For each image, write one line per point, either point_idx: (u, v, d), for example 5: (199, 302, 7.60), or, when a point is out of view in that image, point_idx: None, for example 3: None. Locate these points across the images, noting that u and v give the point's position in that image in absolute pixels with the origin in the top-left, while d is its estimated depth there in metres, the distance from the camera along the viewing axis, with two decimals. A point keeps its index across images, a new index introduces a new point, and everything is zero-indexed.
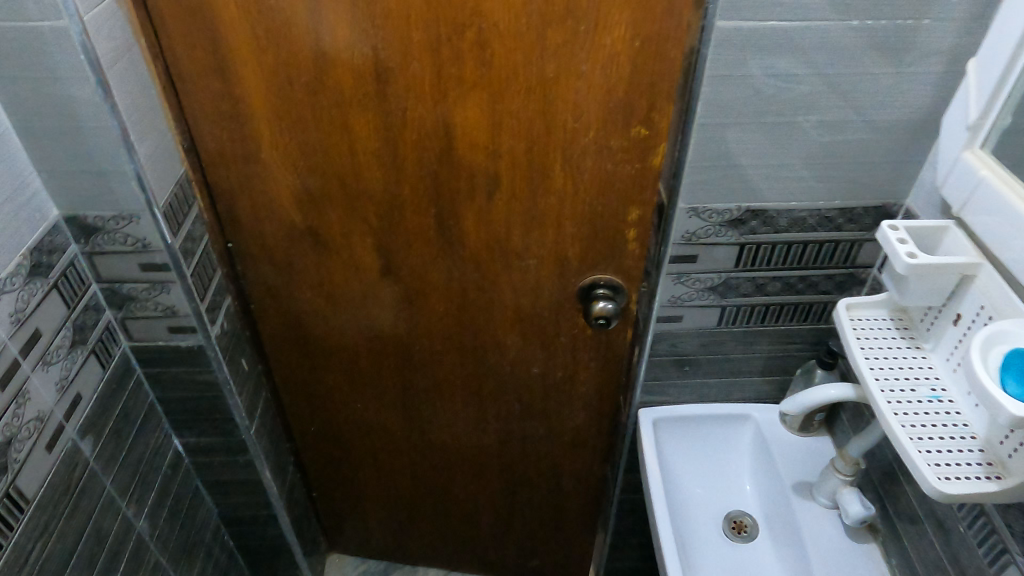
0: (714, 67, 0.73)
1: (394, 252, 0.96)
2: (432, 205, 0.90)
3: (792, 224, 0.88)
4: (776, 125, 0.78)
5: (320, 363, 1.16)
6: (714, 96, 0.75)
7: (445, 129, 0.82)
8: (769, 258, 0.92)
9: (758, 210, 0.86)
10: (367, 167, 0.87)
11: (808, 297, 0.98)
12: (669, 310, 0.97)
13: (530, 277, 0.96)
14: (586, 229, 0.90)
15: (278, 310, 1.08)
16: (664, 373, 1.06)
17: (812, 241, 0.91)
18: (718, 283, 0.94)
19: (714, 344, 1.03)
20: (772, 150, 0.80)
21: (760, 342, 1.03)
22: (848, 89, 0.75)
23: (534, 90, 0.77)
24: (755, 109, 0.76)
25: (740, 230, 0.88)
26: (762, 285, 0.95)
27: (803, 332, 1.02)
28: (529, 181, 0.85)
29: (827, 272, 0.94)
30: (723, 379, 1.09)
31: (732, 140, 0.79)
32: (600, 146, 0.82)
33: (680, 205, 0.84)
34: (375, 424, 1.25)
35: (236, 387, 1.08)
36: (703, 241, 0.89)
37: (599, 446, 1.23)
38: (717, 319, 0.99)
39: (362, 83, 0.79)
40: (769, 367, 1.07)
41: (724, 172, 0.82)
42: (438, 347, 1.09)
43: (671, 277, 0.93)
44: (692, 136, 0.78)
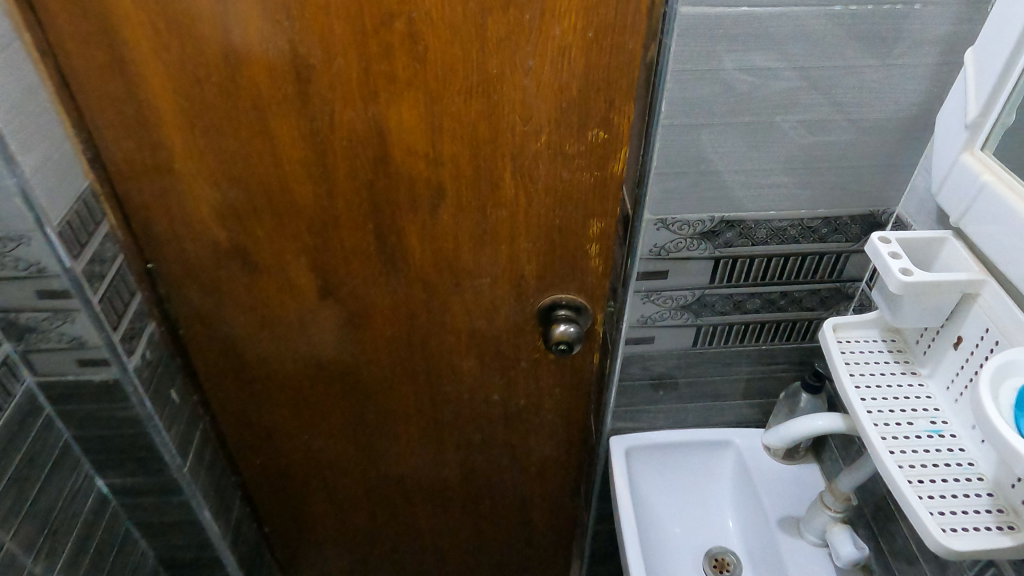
0: (679, 60, 0.63)
1: (332, 271, 0.86)
2: (370, 220, 0.80)
3: (772, 237, 0.79)
4: (752, 125, 0.69)
5: (262, 392, 1.05)
6: (679, 94, 0.65)
7: (379, 134, 0.72)
8: (747, 273, 0.82)
9: (734, 221, 0.76)
10: (294, 178, 0.77)
11: (791, 314, 0.88)
12: (639, 331, 0.87)
13: (484, 297, 0.86)
14: (543, 246, 0.80)
15: (211, 336, 0.98)
16: (636, 399, 0.97)
17: (794, 254, 0.81)
18: (691, 301, 0.85)
19: (689, 367, 0.93)
20: (748, 154, 0.71)
21: (739, 363, 0.94)
22: (831, 83, 0.66)
23: (476, 89, 0.68)
24: (726, 107, 0.67)
25: (715, 243, 0.78)
26: (740, 303, 0.86)
27: (786, 352, 0.93)
28: (476, 192, 0.76)
29: (811, 287, 0.85)
30: (701, 403, 0.99)
31: (703, 143, 0.70)
32: (555, 153, 0.72)
33: (646, 216, 0.75)
34: (327, 456, 1.15)
35: (166, 423, 0.97)
36: (674, 255, 0.79)
37: (570, 474, 1.14)
38: (693, 339, 0.90)
39: (281, 83, 0.69)
40: (750, 389, 0.98)
41: (694, 179, 0.72)
42: (389, 374, 0.99)
43: (640, 295, 0.83)
44: (656, 139, 0.69)
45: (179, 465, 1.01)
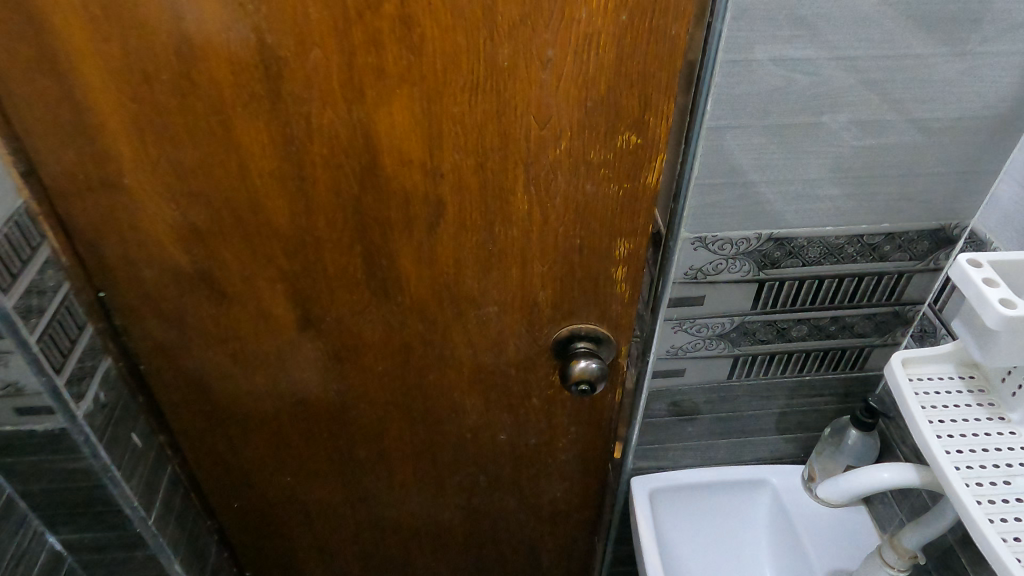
0: (730, 48, 0.52)
1: (313, 300, 0.74)
2: (357, 241, 0.68)
3: (825, 256, 0.68)
4: (812, 127, 0.58)
5: (236, 433, 0.93)
6: (729, 90, 0.55)
7: (366, 140, 0.60)
8: (794, 297, 0.71)
9: (783, 239, 0.65)
10: (266, 193, 0.65)
11: (840, 342, 0.77)
12: (666, 364, 0.76)
13: (490, 328, 0.74)
14: (560, 269, 0.68)
15: (177, 371, 0.85)
16: (658, 436, 0.86)
17: (850, 275, 0.70)
18: (730, 329, 0.73)
19: (721, 400, 0.82)
20: (804, 162, 0.60)
21: (778, 395, 0.83)
22: (910, 77, 0.55)
23: (483, 86, 0.56)
24: (783, 106, 0.56)
25: (760, 264, 0.67)
26: (784, 330, 0.75)
27: (832, 383, 0.82)
28: (482, 208, 0.64)
29: (866, 311, 0.74)
30: (733, 440, 0.88)
31: (753, 148, 0.59)
32: (577, 162, 0.60)
33: (681, 234, 0.64)
34: (311, 499, 1.03)
35: (126, 473, 0.85)
36: (712, 278, 0.68)
37: (583, 517, 1.02)
38: (728, 371, 0.78)
39: (247, 80, 0.57)
40: (788, 423, 0.86)
41: (740, 191, 0.61)
42: (380, 413, 0.87)
43: (670, 325, 0.72)
44: (697, 143, 0.58)
45: (144, 519, 0.88)
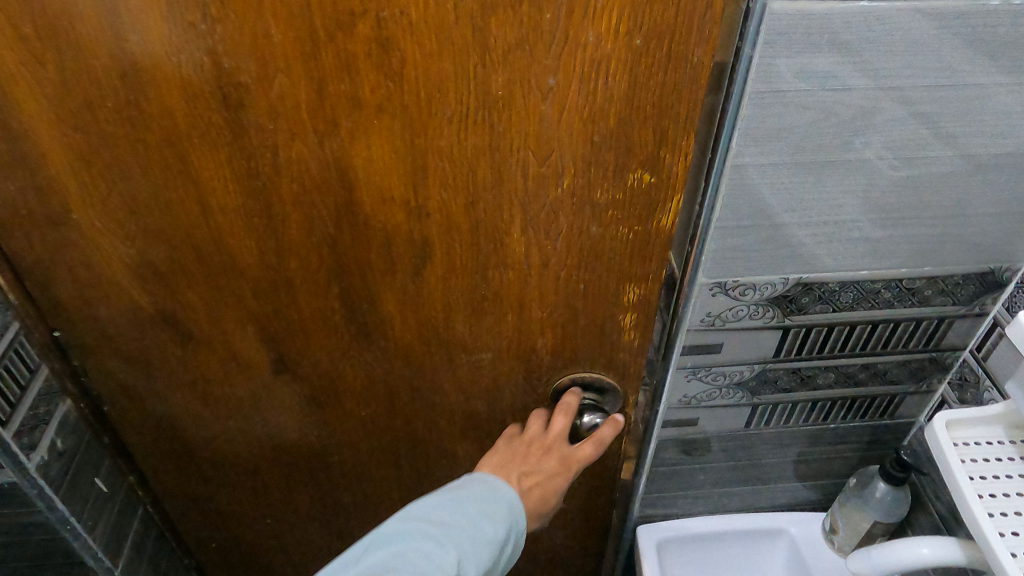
0: (761, 78, 0.44)
1: (288, 342, 0.67)
2: (334, 282, 0.61)
3: (858, 300, 0.59)
4: (851, 165, 0.49)
5: (209, 475, 0.86)
6: (758, 125, 0.46)
7: (341, 176, 0.53)
8: (823, 344, 0.63)
9: (813, 283, 0.57)
10: (230, 231, 0.58)
11: (871, 390, 0.69)
12: (680, 412, 0.69)
13: (484, 374, 0.67)
14: (561, 315, 0.61)
15: (143, 414, 0.78)
16: (667, 485, 0.78)
17: (885, 321, 0.61)
18: (749, 377, 0.65)
19: (738, 450, 0.75)
20: (843, 201, 0.51)
21: (800, 445, 0.74)
22: (973, 108, 0.46)
23: (473, 118, 0.48)
24: (818, 142, 0.48)
25: (786, 310, 0.59)
26: (809, 378, 0.67)
27: (859, 431, 0.73)
28: (474, 250, 0.57)
29: (901, 358, 0.65)
30: (746, 488, 0.80)
31: (782, 188, 0.50)
32: (582, 202, 0.52)
33: (699, 279, 0.56)
34: (293, 540, 0.96)
35: (88, 522, 0.78)
36: (731, 325, 0.60)
37: (583, 563, 0.95)
38: (747, 420, 0.71)
39: (204, 109, 0.50)
40: (809, 473, 0.78)
41: (765, 232, 0.53)
42: (365, 457, 0.80)
43: (683, 373, 0.64)
44: (719, 183, 0.50)
45: (109, 569, 0.82)
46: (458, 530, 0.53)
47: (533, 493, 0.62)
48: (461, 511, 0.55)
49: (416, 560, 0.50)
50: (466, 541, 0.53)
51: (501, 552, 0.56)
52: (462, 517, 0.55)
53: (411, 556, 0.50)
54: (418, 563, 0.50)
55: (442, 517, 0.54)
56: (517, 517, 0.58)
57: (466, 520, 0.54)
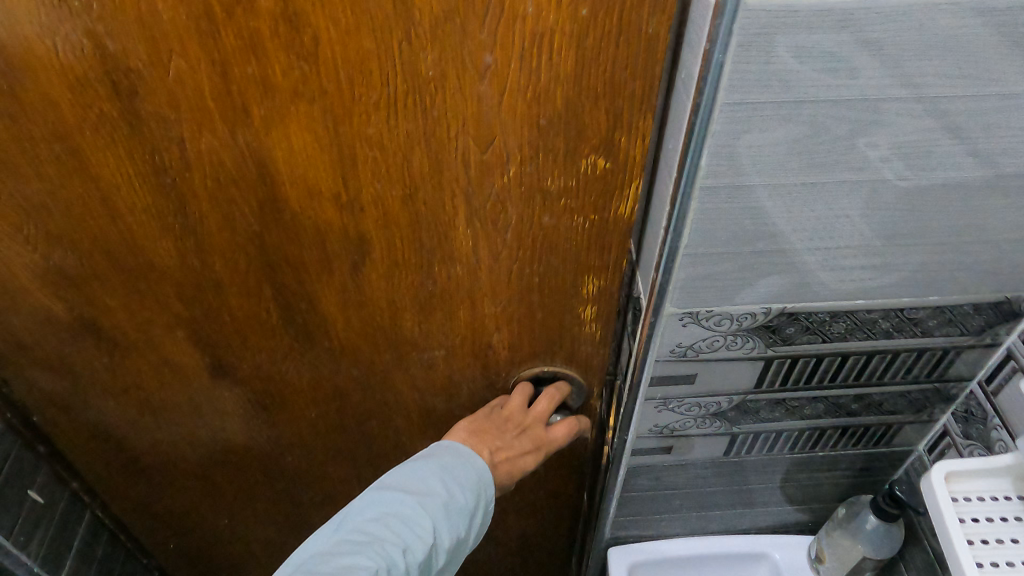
0: (734, 88, 0.35)
1: (224, 346, 0.62)
2: (266, 284, 0.55)
3: (851, 330, 0.50)
4: (846, 186, 0.40)
5: (157, 480, 0.81)
6: (732, 142, 0.37)
7: (261, 169, 0.47)
8: (810, 375, 0.54)
9: (799, 313, 0.49)
10: (142, 232, 0.52)
11: (864, 421, 0.60)
12: (654, 441, 0.61)
13: (439, 372, 0.63)
14: (516, 311, 0.56)
15: (76, 422, 0.73)
16: (644, 508, 0.69)
17: (883, 351, 0.52)
18: (727, 407, 0.57)
19: (718, 478, 0.66)
20: (839, 227, 0.43)
21: (789, 472, 0.66)
22: (1001, 118, 0.37)
23: (403, 102, 0.43)
24: (806, 161, 0.39)
25: (768, 340, 0.51)
26: (795, 409, 0.58)
27: (852, 460, 0.65)
28: (416, 245, 0.52)
29: (899, 388, 0.56)
30: (727, 513, 0.71)
31: (761, 213, 0.41)
32: (532, 191, 0.47)
33: (666, 308, 0.47)
34: (254, 536, 0.92)
35: (21, 538, 0.73)
36: (703, 355, 0.52)
37: (556, 550, 0.92)
38: (726, 448, 0.62)
39: (92, 98, 0.43)
40: (798, 498, 0.69)
41: (744, 260, 0.44)
42: (320, 456, 0.76)
43: (653, 404, 0.56)
44: (687, 209, 0.41)
45: None
46: (434, 497, 0.53)
47: (502, 468, 0.58)
48: (438, 477, 0.55)
49: (395, 526, 0.51)
50: (443, 508, 0.53)
51: (477, 515, 0.56)
52: (439, 482, 0.54)
53: (390, 525, 0.51)
54: (394, 530, 0.51)
55: (419, 484, 0.54)
56: (489, 483, 0.57)
57: (442, 487, 0.54)
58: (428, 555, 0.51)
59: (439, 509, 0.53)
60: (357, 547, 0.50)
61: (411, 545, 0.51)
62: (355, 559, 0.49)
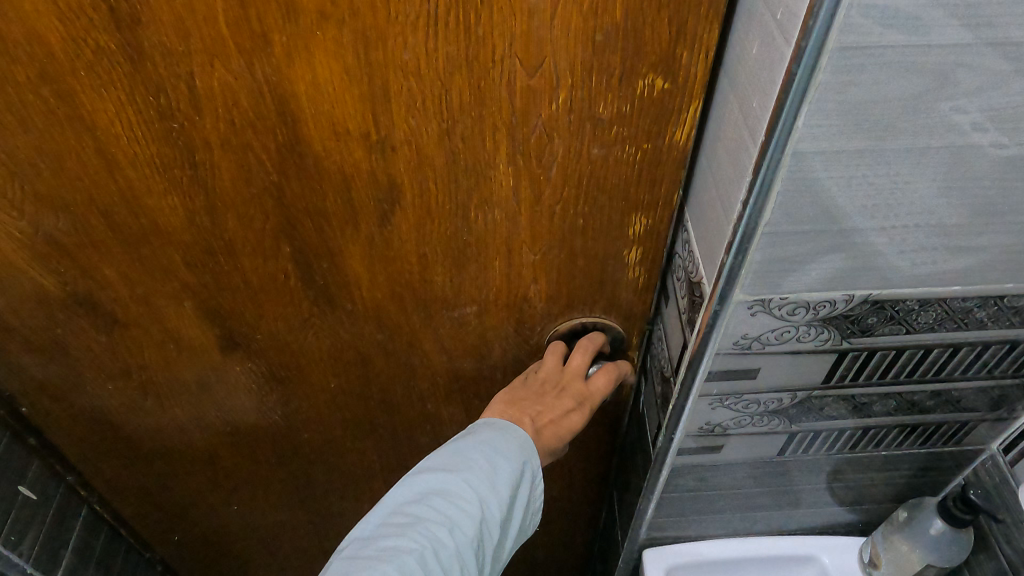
0: (852, 24, 0.27)
1: (235, 316, 0.57)
2: (284, 242, 0.51)
3: (940, 320, 0.41)
4: (972, 152, 0.31)
5: (161, 469, 0.76)
6: (839, 97, 0.29)
7: (281, 109, 0.42)
8: (885, 370, 0.45)
9: (887, 303, 0.39)
10: (146, 188, 0.47)
11: (937, 419, 0.51)
12: (700, 439, 0.53)
13: (470, 330, 0.59)
14: (557, 257, 0.53)
15: (70, 412, 0.67)
16: (682, 508, 0.62)
17: (972, 343, 0.43)
18: (787, 405, 0.49)
19: (767, 478, 0.58)
20: (956, 208, 0.34)
21: (841, 471, 0.57)
22: None
23: (444, 21, 0.38)
24: (929, 117, 0.30)
25: (845, 332, 0.42)
26: (863, 406, 0.49)
27: (917, 460, 0.56)
28: (452, 188, 0.47)
29: (983, 384, 0.47)
30: (772, 513, 0.63)
31: (862, 184, 0.33)
32: (582, 120, 0.43)
33: (733, 296, 0.39)
34: (265, 522, 0.88)
35: (12, 538, 0.68)
36: (766, 349, 0.43)
37: (581, 514, 0.89)
38: (780, 447, 0.54)
39: (88, 31, 0.38)
40: (849, 498, 0.61)
41: (832, 245, 0.36)
42: (338, 431, 0.72)
43: (707, 400, 0.48)
44: (771, 180, 0.32)
45: None
46: (473, 470, 0.51)
47: (547, 431, 0.56)
48: (474, 450, 0.53)
49: (440, 506, 0.50)
50: (488, 482, 0.51)
51: (526, 482, 0.54)
52: (477, 454, 0.52)
53: (435, 505, 0.50)
54: (438, 510, 0.49)
55: (459, 460, 0.52)
56: (534, 449, 0.54)
57: (485, 461, 0.52)
58: (478, 533, 0.49)
59: (483, 484, 0.51)
60: (403, 528, 0.49)
61: (459, 523, 0.49)
62: (401, 542, 0.48)
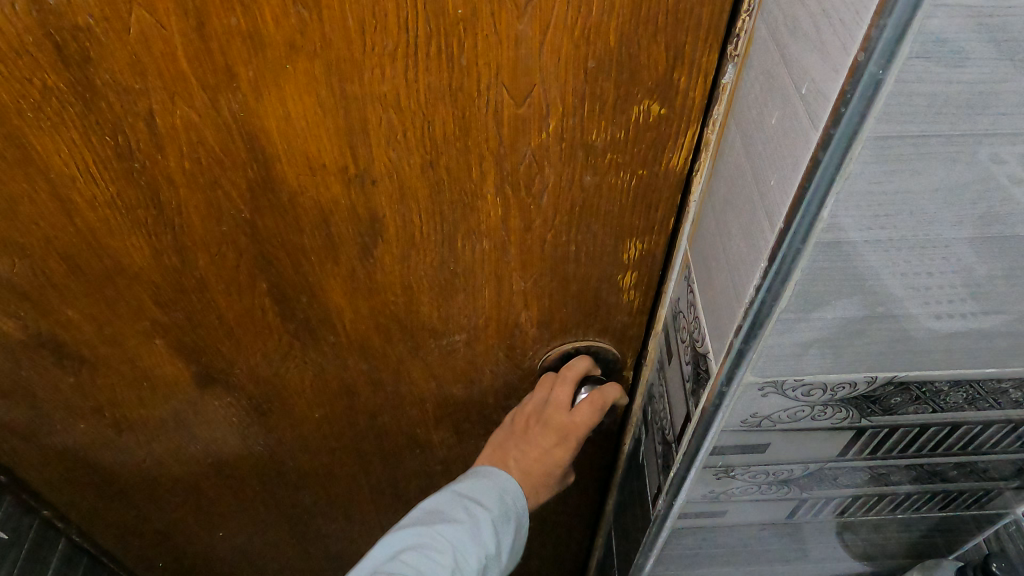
0: (889, 116, 0.25)
1: (212, 352, 0.54)
2: (260, 278, 0.48)
3: (970, 400, 0.42)
4: (996, 239, 0.31)
5: (140, 502, 0.73)
6: (863, 197, 0.29)
7: (253, 148, 0.39)
8: (908, 444, 0.46)
9: (911, 383, 0.40)
10: (107, 229, 0.43)
11: (960, 485, 0.53)
12: (705, 505, 0.54)
13: (460, 357, 0.57)
14: (548, 284, 0.50)
15: (39, 450, 0.64)
16: (684, 558, 0.63)
17: (999, 424, 0.44)
18: (798, 475, 0.50)
19: (773, 531, 0.59)
20: (974, 289, 0.34)
21: (853, 526, 0.59)
22: None
23: (425, 52, 0.35)
24: (956, 210, 0.30)
25: (865, 411, 0.42)
26: (882, 475, 0.51)
27: (934, 520, 0.58)
28: (436, 220, 0.45)
29: (1009, 456, 0.48)
30: (773, 549, 0.63)
31: (883, 275, 0.32)
32: (573, 148, 0.41)
33: (744, 377, 0.39)
34: (252, 546, 0.85)
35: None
36: (778, 427, 0.44)
37: (575, 529, 0.88)
38: (790, 510, 0.55)
39: (30, 70, 0.34)
40: (859, 550, 0.64)
41: (850, 326, 0.36)
42: (324, 458, 0.69)
43: (712, 470, 0.48)
44: (790, 270, 0.32)
45: None
46: (449, 522, 0.53)
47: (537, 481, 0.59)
48: (453, 505, 0.55)
49: (413, 560, 0.52)
50: (469, 533, 0.53)
51: (510, 535, 0.56)
52: (455, 509, 0.55)
53: (409, 559, 0.52)
54: (412, 563, 0.52)
55: (438, 514, 0.55)
56: (523, 501, 0.58)
57: (468, 513, 0.54)
58: None
59: (465, 535, 0.53)
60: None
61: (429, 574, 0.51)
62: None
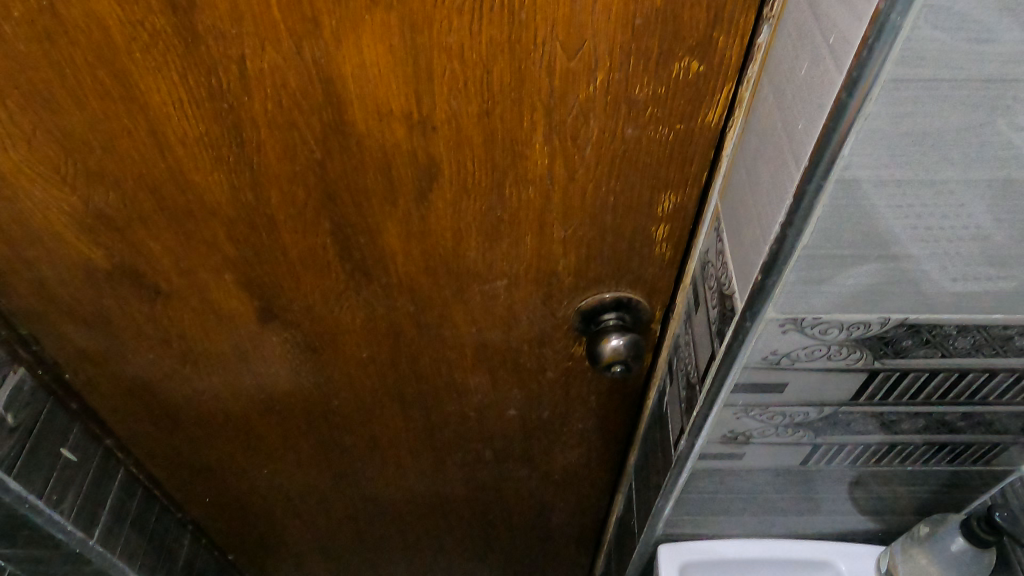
0: (907, 62, 0.29)
1: (274, 289, 0.59)
2: (324, 218, 0.53)
3: (977, 346, 0.45)
4: (1002, 183, 0.34)
5: (196, 435, 0.79)
6: (882, 137, 0.32)
7: (329, 93, 0.44)
8: (917, 390, 0.50)
9: (923, 327, 0.43)
10: (193, 165, 0.48)
11: (968, 438, 0.56)
12: (724, 446, 0.58)
13: (499, 303, 0.61)
14: (585, 234, 0.55)
15: (110, 379, 0.70)
16: (702, 503, 0.67)
17: (1006, 373, 0.48)
18: (813, 418, 0.54)
19: (786, 480, 0.63)
20: (982, 233, 0.37)
21: (863, 479, 0.63)
22: None
23: (488, 6, 0.39)
24: (966, 155, 0.33)
25: (878, 352, 0.46)
26: (892, 422, 0.54)
27: (942, 477, 0.62)
28: (487, 166, 0.49)
29: (1015, 409, 0.52)
30: (786, 500, 0.67)
31: (897, 215, 0.36)
32: (617, 102, 0.45)
33: (767, 313, 0.43)
34: (293, 485, 0.91)
35: (52, 497, 0.73)
36: (796, 365, 0.47)
37: (596, 482, 0.92)
38: (804, 456, 0.59)
39: (142, 13, 0.39)
40: (870, 506, 0.67)
41: (865, 266, 0.39)
42: (366, 399, 0.74)
43: (732, 410, 0.53)
44: (813, 207, 0.36)
45: (83, 539, 0.77)
46: None
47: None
48: None
49: None
50: None
51: None
52: None
53: None
54: None
55: None
56: None
57: None
58: None
59: None
60: None
61: None
62: None
